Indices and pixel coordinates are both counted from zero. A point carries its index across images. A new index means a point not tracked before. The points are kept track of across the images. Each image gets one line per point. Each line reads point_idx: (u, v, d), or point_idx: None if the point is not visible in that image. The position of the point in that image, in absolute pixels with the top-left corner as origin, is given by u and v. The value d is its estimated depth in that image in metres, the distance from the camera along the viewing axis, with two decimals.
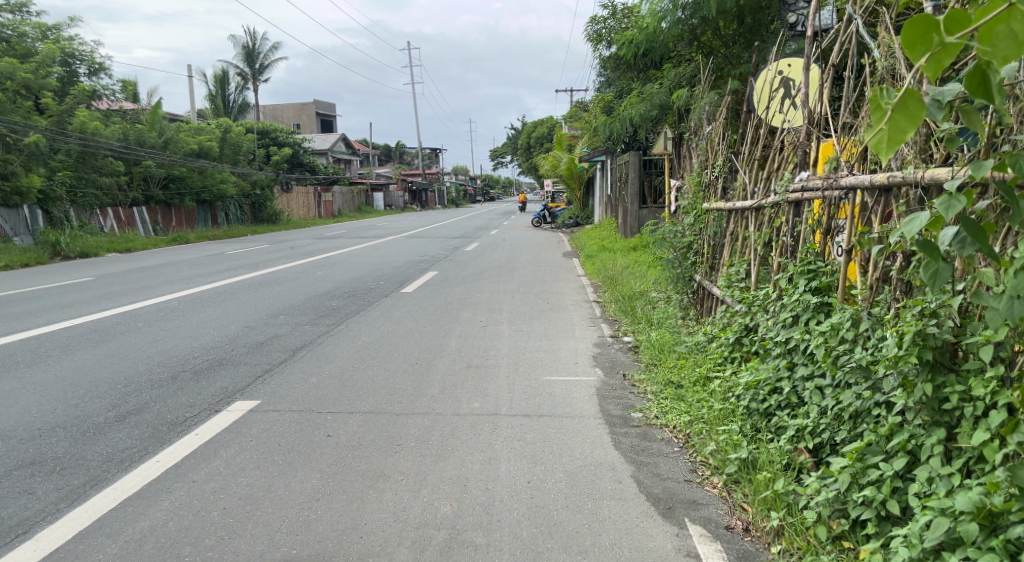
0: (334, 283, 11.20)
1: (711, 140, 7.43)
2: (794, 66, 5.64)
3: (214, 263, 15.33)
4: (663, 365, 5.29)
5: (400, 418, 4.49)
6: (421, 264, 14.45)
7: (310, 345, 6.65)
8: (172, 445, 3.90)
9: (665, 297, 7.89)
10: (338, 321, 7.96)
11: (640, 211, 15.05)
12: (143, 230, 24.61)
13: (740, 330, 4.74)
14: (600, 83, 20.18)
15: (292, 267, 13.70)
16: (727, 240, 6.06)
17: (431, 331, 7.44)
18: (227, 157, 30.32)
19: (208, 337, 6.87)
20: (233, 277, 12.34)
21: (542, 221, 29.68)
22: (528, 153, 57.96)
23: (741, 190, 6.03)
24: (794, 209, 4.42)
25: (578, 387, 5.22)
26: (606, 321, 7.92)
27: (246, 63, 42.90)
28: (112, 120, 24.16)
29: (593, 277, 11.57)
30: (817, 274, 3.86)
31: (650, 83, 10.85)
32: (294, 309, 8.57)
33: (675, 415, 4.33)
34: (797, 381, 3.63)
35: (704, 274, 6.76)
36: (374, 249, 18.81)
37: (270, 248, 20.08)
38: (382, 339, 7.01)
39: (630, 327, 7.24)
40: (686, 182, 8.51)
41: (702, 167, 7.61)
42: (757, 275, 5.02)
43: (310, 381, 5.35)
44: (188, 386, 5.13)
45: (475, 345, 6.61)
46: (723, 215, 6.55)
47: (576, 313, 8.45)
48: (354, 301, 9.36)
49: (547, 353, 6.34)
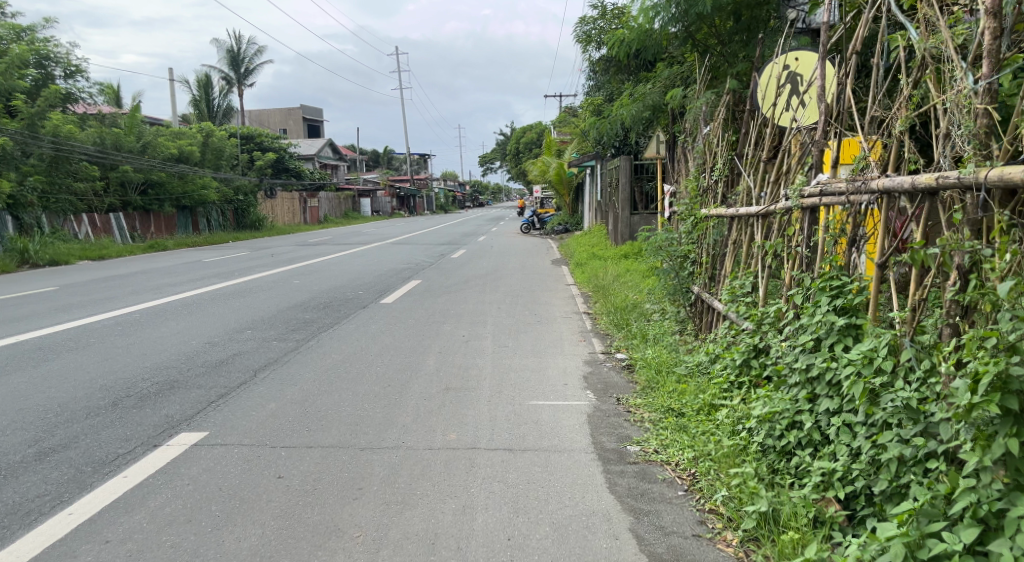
0: (311, 293, 10.64)
1: (710, 143, 6.95)
2: (802, 60, 5.15)
3: (189, 271, 14.72)
4: (662, 389, 4.76)
5: (365, 454, 3.94)
6: (404, 272, 13.89)
7: (275, 364, 6.10)
8: (92, 493, 3.37)
9: (661, 309, 7.40)
10: (309, 336, 7.41)
11: (631, 218, 14.55)
12: (120, 237, 23.93)
13: (748, 351, 4.24)
14: (590, 87, 19.73)
15: (269, 276, 13.13)
16: (730, 249, 5.56)
17: (409, 346, 6.90)
18: (209, 162, 29.68)
19: (164, 354, 6.31)
20: (204, 286, 11.76)
21: (532, 226, 28.99)
22: (517, 159, 57.50)
23: (745, 194, 5.55)
24: (811, 216, 3.92)
25: (567, 414, 4.69)
26: (597, 335, 7.41)
27: (231, 67, 42.29)
28: (88, 123, 23.50)
29: (583, 286, 11.07)
30: (841, 290, 3.33)
31: (643, 82, 10.34)
32: (264, 322, 8.01)
33: (677, 450, 3.83)
34: (821, 416, 3.14)
35: (703, 285, 6.27)
36: (358, 256, 18.26)
37: (250, 255, 19.45)
38: (355, 356, 6.47)
39: (623, 342, 6.72)
40: (682, 187, 8.03)
41: (700, 171, 7.12)
42: (765, 288, 4.50)
43: (268, 407, 4.80)
44: (129, 414, 4.59)
45: (455, 364, 6.08)
46: (724, 221, 6.06)
47: (566, 326, 7.94)
48: (329, 314, 8.80)
49: (533, 372, 5.81)
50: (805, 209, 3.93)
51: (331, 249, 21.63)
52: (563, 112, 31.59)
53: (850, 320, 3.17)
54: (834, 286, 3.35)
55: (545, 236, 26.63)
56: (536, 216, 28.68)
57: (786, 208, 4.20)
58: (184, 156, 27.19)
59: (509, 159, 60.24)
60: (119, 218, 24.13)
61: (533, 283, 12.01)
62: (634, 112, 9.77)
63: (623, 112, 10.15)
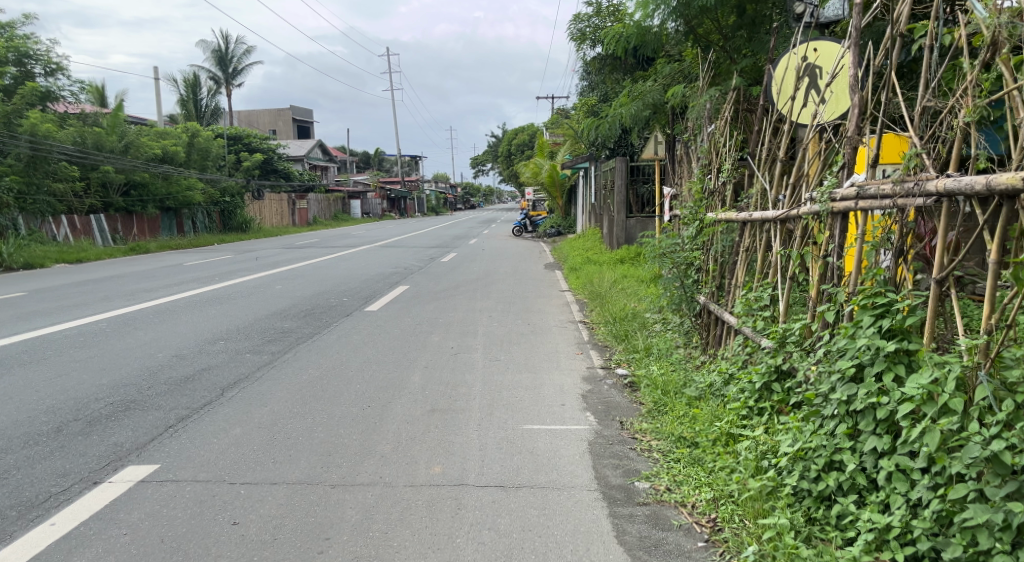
0: (293, 300, 10.12)
1: (717, 143, 6.52)
2: (822, 52, 4.73)
3: (167, 275, 14.16)
4: (672, 413, 4.29)
5: (336, 493, 3.45)
6: (392, 276, 13.39)
7: (246, 381, 5.60)
8: (10, 545, 2.89)
9: (664, 320, 6.95)
10: (286, 348, 6.90)
11: (627, 221, 14.09)
12: (101, 239, 23.34)
13: (770, 372, 3.80)
14: (584, 86, 19.31)
15: (250, 281, 12.61)
16: (742, 256, 5.12)
17: (394, 360, 6.41)
18: (194, 163, 29.12)
19: (125, 369, 5.79)
20: (181, 292, 11.22)
21: (523, 229, 28.77)
22: (509, 161, 57.06)
23: (758, 197, 5.10)
24: (842, 222, 3.46)
25: (567, 441, 4.22)
26: (596, 347, 6.94)
27: (218, 67, 41.73)
28: (69, 122, 22.91)
29: (578, 293, 10.62)
30: (887, 308, 2.86)
31: (641, 80, 9.87)
32: (239, 332, 7.49)
33: (693, 488, 3.36)
34: (867, 457, 2.70)
35: (711, 296, 5.83)
36: (346, 260, 17.75)
37: (235, 259, 18.90)
38: (334, 371, 5.97)
39: (624, 356, 6.26)
40: (685, 190, 7.58)
41: (705, 172, 6.66)
42: (787, 301, 4.04)
43: (231, 433, 4.29)
44: (73, 441, 4.09)
45: (443, 381, 5.60)
46: (734, 226, 5.60)
47: (562, 337, 7.46)
48: (310, 322, 8.29)
49: (527, 391, 5.34)
50: (836, 215, 3.48)
51: (318, 252, 21.09)
52: (556, 114, 31.19)
53: (901, 344, 2.71)
54: (879, 303, 2.87)
55: (538, 239, 26.19)
56: (527, 220, 28.64)
57: (813, 211, 3.74)
58: (168, 156, 26.60)
59: (501, 161, 59.88)
60: (100, 219, 23.51)
61: (526, 288, 11.54)
62: (633, 111, 9.29)
63: (621, 111, 9.69)
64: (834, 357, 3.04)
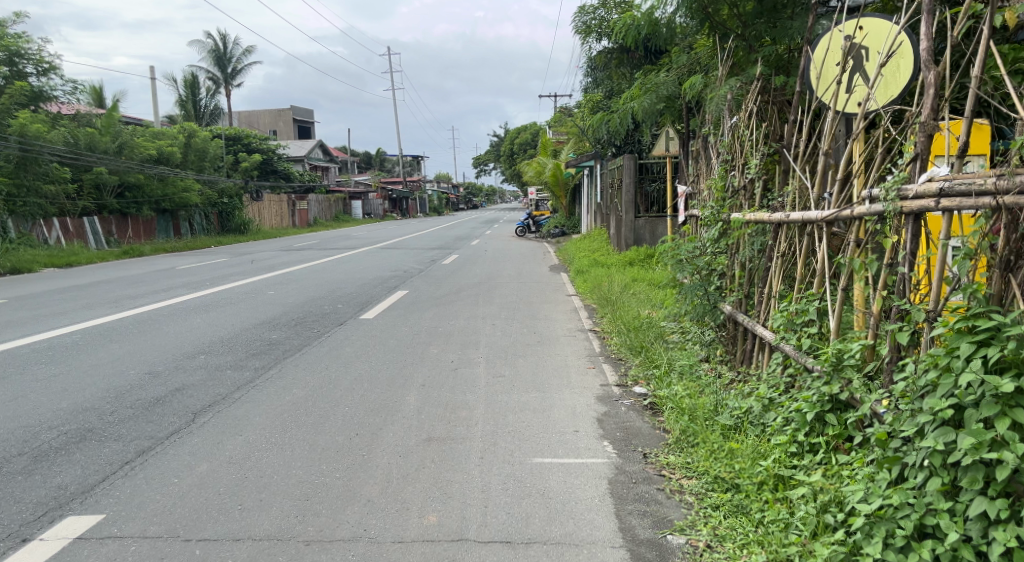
0: (284, 307, 9.56)
1: (742, 137, 5.95)
2: (869, 29, 4.16)
3: (157, 280, 13.59)
4: (705, 445, 3.73)
5: (310, 552, 2.88)
6: (390, 281, 12.83)
7: (223, 402, 5.03)
8: None
9: (683, 331, 6.38)
10: (271, 363, 6.33)
11: (635, 222, 13.52)
12: (94, 242, 22.83)
13: (825, 403, 3.23)
14: (588, 83, 18.71)
15: (242, 286, 12.04)
16: (774, 260, 4.58)
17: (388, 376, 5.85)
18: (192, 164, 28.60)
19: (88, 390, 5.22)
20: (167, 298, 10.67)
21: (526, 229, 28.21)
22: (512, 160, 56.44)
23: (794, 195, 4.51)
24: (917, 223, 2.89)
25: (584, 480, 3.65)
26: (609, 361, 6.38)
27: (217, 67, 41.24)
28: (61, 122, 22.37)
29: (586, 297, 10.07)
30: (992, 334, 2.28)
31: (653, 71, 9.27)
32: (221, 345, 6.92)
33: (740, 546, 2.80)
34: (974, 525, 2.16)
35: (738, 306, 5.28)
36: (344, 262, 17.20)
37: (230, 262, 18.36)
38: (321, 390, 5.39)
39: (640, 372, 5.70)
40: (703, 190, 7.01)
41: (728, 168, 6.07)
42: (840, 317, 3.47)
43: (196, 471, 3.72)
44: (11, 483, 3.52)
45: (441, 403, 5.02)
46: (765, 228, 5.02)
47: (570, 349, 6.88)
48: (300, 333, 7.72)
49: (537, 414, 4.78)
50: (907, 215, 2.91)
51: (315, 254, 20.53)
52: (559, 112, 30.66)
53: (1018, 382, 2.14)
54: (981, 328, 2.28)
55: (541, 239, 25.61)
56: (530, 220, 28.10)
57: (874, 212, 3.17)
58: (164, 157, 26.06)
59: (503, 161, 59.33)
60: (94, 221, 22.99)
61: (531, 293, 10.98)
62: (646, 104, 8.69)
63: (633, 104, 9.07)
64: (918, 393, 2.48)
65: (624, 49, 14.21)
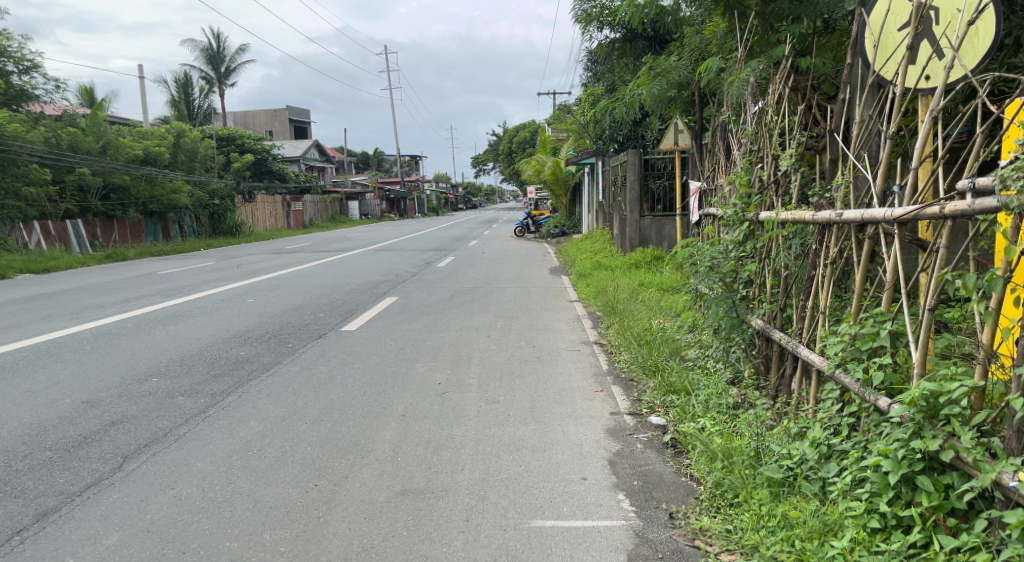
0: (261, 318, 8.76)
1: (771, 126, 5.20)
2: None
3: (133, 286, 12.79)
4: (752, 509, 2.96)
5: None
6: (380, 286, 12.03)
7: (163, 440, 4.25)
8: None
9: (702, 348, 5.61)
10: (231, 386, 5.54)
11: (640, 221, 12.74)
12: (78, 247, 22.05)
13: (915, 460, 2.49)
14: (589, 77, 17.90)
15: (221, 293, 11.25)
16: (821, 268, 3.82)
17: (364, 402, 5.06)
18: (181, 164, 27.83)
19: (7, 426, 4.42)
20: (137, 307, 9.87)
21: (526, 229, 27.39)
22: (511, 159, 55.61)
23: (845, 188, 3.72)
24: None
25: (596, 554, 2.88)
26: (619, 381, 5.60)
27: (210, 66, 40.49)
28: (42, 122, 21.58)
29: (590, 303, 9.30)
30: None
31: (662, 56, 8.46)
32: (180, 365, 6.13)
33: None
34: None
35: (773, 321, 4.51)
36: (335, 265, 16.40)
37: (216, 266, 17.56)
38: (282, 423, 4.59)
39: (656, 396, 4.91)
40: (722, 185, 6.22)
41: (754, 161, 5.31)
42: (926, 346, 2.71)
43: (102, 545, 2.94)
44: None
45: (422, 440, 4.23)
46: (806, 230, 4.26)
47: (574, 367, 6.08)
48: (272, 349, 6.92)
49: (537, 454, 4.00)
50: None
51: (306, 257, 19.72)
52: (559, 110, 29.95)
53: None
54: None
55: (541, 240, 24.81)
56: (530, 220, 27.29)
57: (986, 210, 2.40)
58: (150, 157, 25.25)
59: (502, 160, 58.55)
60: (77, 225, 22.22)
61: (531, 298, 10.20)
62: (655, 91, 7.86)
63: (640, 92, 8.25)
64: None
65: (628, 38, 13.60)
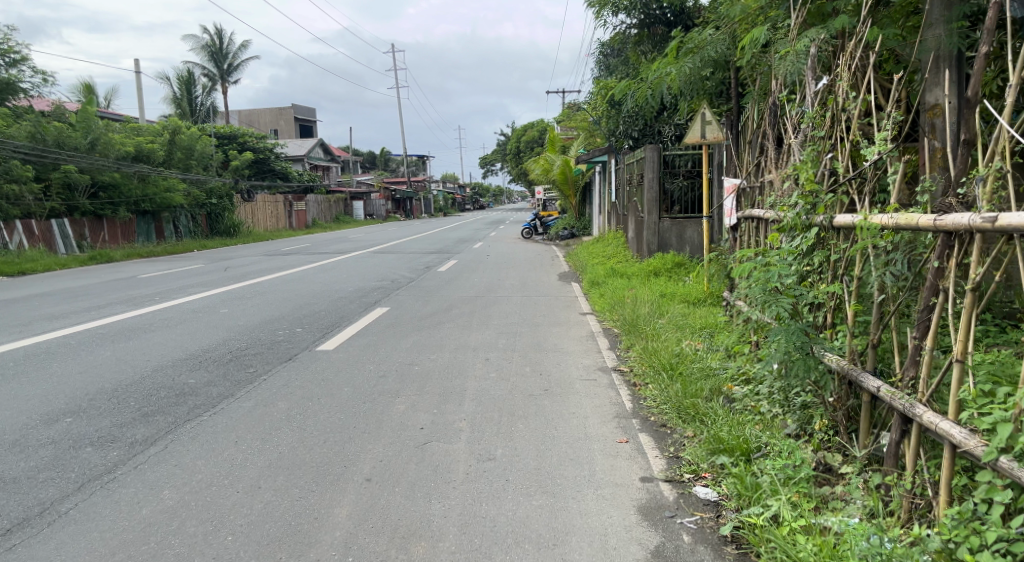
0: (228, 334, 7.63)
1: (847, 106, 4.08)
2: None
3: (102, 292, 11.68)
4: None
5: None
6: (372, 294, 10.88)
7: (34, 523, 3.12)
8: None
9: (752, 386, 4.47)
10: (162, 430, 4.40)
11: (659, 223, 11.54)
12: (63, 247, 21.04)
13: None
14: (603, 69, 16.72)
15: (193, 301, 10.10)
16: (949, 298, 2.69)
17: (321, 460, 3.90)
18: (177, 162, 26.86)
19: None
20: (93, 319, 8.75)
21: (533, 231, 26.24)
22: (518, 159, 54.34)
23: (992, 181, 2.56)
24: None
25: None
26: (646, 427, 4.45)
27: (212, 63, 39.55)
28: (28, 116, 20.59)
29: (605, 318, 8.13)
30: None
31: (695, 30, 7.28)
32: (107, 401, 4.98)
33: None
34: None
35: (864, 362, 3.36)
36: (328, 270, 15.26)
37: (201, 269, 16.44)
38: (206, 492, 3.46)
39: (701, 454, 3.77)
40: (775, 180, 5.04)
41: (823, 150, 4.17)
42: None
43: None
44: None
45: (385, 526, 3.10)
46: (917, 238, 3.12)
47: (588, 405, 4.93)
48: (229, 376, 5.78)
49: (545, 553, 2.86)
50: None
51: (301, 260, 18.59)
52: (569, 107, 28.80)
53: None
54: None
55: (549, 243, 23.64)
56: (538, 221, 26.07)
57: None
58: (143, 154, 24.18)
59: (509, 159, 57.39)
60: (62, 224, 21.20)
61: (538, 310, 9.03)
62: (687, 70, 6.70)
63: (668, 72, 7.08)
64: None
65: (645, 23, 12.49)
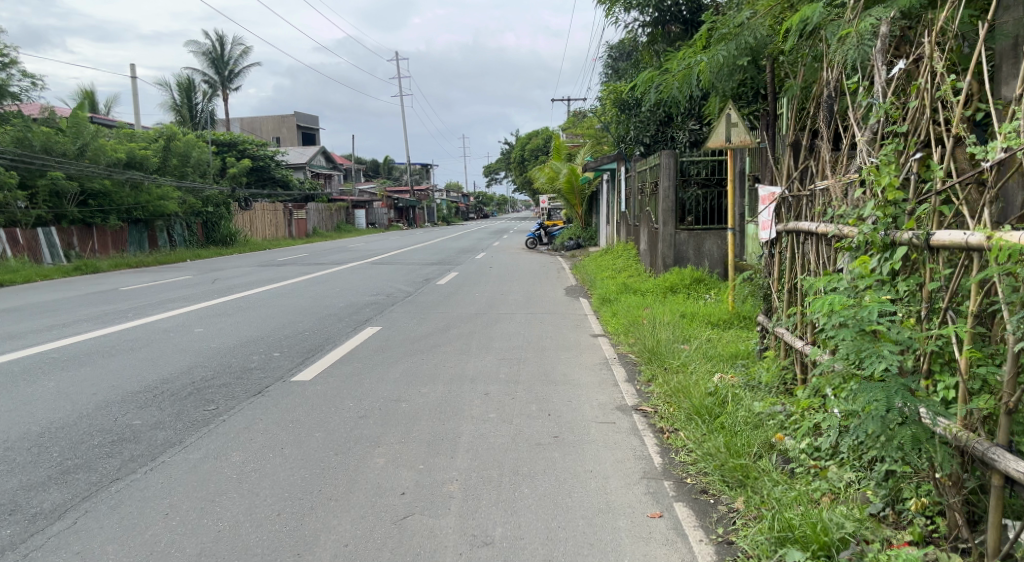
0: (195, 359, 6.76)
1: (941, 94, 3.21)
2: None
3: (74, 307, 10.83)
4: None
5: None
6: (364, 311, 10.00)
7: None
8: None
9: (812, 440, 3.64)
10: (77, 495, 3.53)
11: (676, 234, 10.66)
12: (49, 257, 20.25)
13: None
14: (613, 71, 15.90)
15: (168, 319, 9.24)
16: None
17: (268, 545, 3.03)
18: (172, 169, 26.11)
19: None
20: (51, 339, 7.89)
21: (538, 241, 25.43)
22: (522, 167, 53.62)
23: None
24: None
25: None
26: (682, 493, 3.57)
27: (213, 69, 38.90)
28: (14, 120, 19.79)
29: (622, 341, 7.25)
30: None
31: (730, 13, 6.45)
32: (25, 451, 4.12)
33: None
34: None
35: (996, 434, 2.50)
36: (322, 283, 14.40)
37: (189, 281, 15.60)
38: None
39: (762, 543, 2.89)
40: (834, 186, 4.17)
41: (908, 150, 3.32)
42: None
43: None
44: None
45: None
46: None
47: (608, 459, 4.05)
48: (182, 416, 4.91)
49: None
50: None
51: (295, 270, 17.75)
52: (575, 114, 28.06)
53: None
54: None
55: (555, 253, 22.84)
56: (543, 231, 25.23)
57: None
58: (135, 161, 23.41)
59: (514, 166, 56.55)
60: (49, 233, 20.43)
61: (546, 331, 8.16)
62: (720, 58, 5.87)
63: (700, 62, 6.25)
64: None
65: (659, 21, 11.65)
